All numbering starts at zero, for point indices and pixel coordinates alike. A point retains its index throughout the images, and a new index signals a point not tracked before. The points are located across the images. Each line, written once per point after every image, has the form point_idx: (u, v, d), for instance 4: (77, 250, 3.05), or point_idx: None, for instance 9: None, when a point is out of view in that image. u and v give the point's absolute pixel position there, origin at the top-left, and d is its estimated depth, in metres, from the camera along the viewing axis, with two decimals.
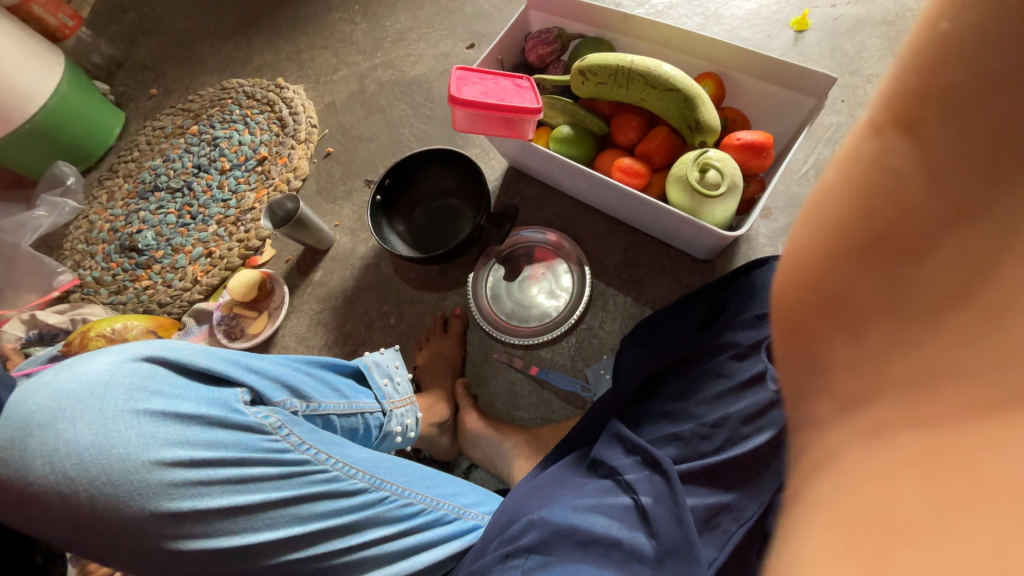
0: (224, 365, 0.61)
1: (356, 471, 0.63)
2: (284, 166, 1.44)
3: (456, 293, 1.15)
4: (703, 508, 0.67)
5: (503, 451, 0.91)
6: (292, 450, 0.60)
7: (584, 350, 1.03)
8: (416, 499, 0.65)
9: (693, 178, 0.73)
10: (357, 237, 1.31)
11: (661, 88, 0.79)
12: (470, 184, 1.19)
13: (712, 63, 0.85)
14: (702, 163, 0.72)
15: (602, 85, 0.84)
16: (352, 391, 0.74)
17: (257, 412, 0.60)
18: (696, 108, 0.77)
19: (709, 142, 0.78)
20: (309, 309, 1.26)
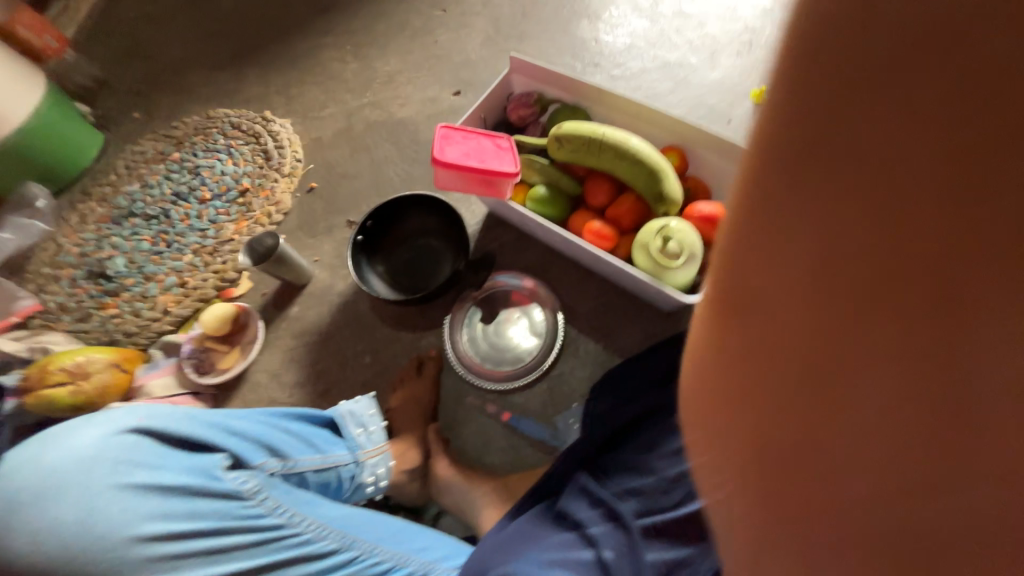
0: (205, 432, 0.68)
1: (327, 532, 0.67)
2: (266, 198, 1.45)
3: (432, 334, 1.18)
4: (663, 563, 0.70)
5: (472, 499, 0.92)
6: (266, 514, 0.66)
7: (555, 397, 1.07)
8: (386, 557, 0.68)
9: (655, 248, 0.80)
10: (336, 273, 1.32)
11: (628, 161, 0.86)
12: (450, 228, 1.23)
13: (676, 137, 0.94)
14: (663, 234, 0.79)
15: (576, 153, 0.91)
16: (326, 445, 0.78)
17: (235, 478, 0.67)
18: (660, 182, 0.85)
19: (671, 212, 0.85)
20: (283, 345, 1.25)
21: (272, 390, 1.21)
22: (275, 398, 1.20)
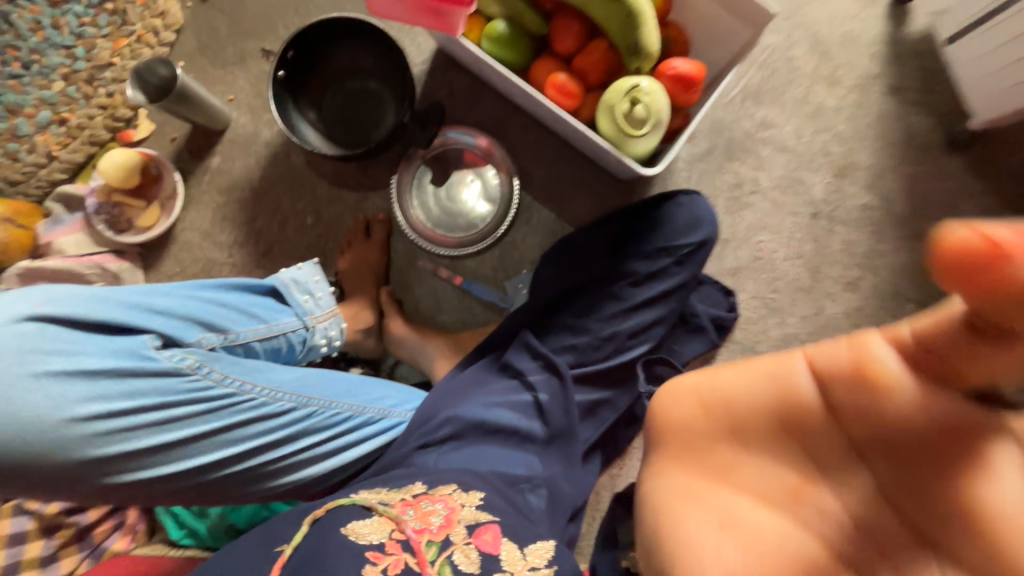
0: (123, 315, 0.65)
1: (281, 393, 0.72)
2: (145, 7, 1.13)
3: (379, 195, 1.10)
4: (588, 402, 0.86)
5: (426, 353, 1.00)
6: (214, 386, 0.68)
7: (505, 263, 1.09)
8: (342, 408, 0.75)
9: (620, 112, 0.73)
10: (259, 118, 1.13)
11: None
12: (391, 66, 1.05)
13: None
14: (632, 95, 0.72)
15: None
16: (270, 314, 0.79)
17: (169, 356, 0.66)
18: (638, 28, 0.72)
19: (644, 69, 0.75)
20: (209, 202, 1.13)
21: (206, 251, 1.13)
22: (212, 259, 1.13)
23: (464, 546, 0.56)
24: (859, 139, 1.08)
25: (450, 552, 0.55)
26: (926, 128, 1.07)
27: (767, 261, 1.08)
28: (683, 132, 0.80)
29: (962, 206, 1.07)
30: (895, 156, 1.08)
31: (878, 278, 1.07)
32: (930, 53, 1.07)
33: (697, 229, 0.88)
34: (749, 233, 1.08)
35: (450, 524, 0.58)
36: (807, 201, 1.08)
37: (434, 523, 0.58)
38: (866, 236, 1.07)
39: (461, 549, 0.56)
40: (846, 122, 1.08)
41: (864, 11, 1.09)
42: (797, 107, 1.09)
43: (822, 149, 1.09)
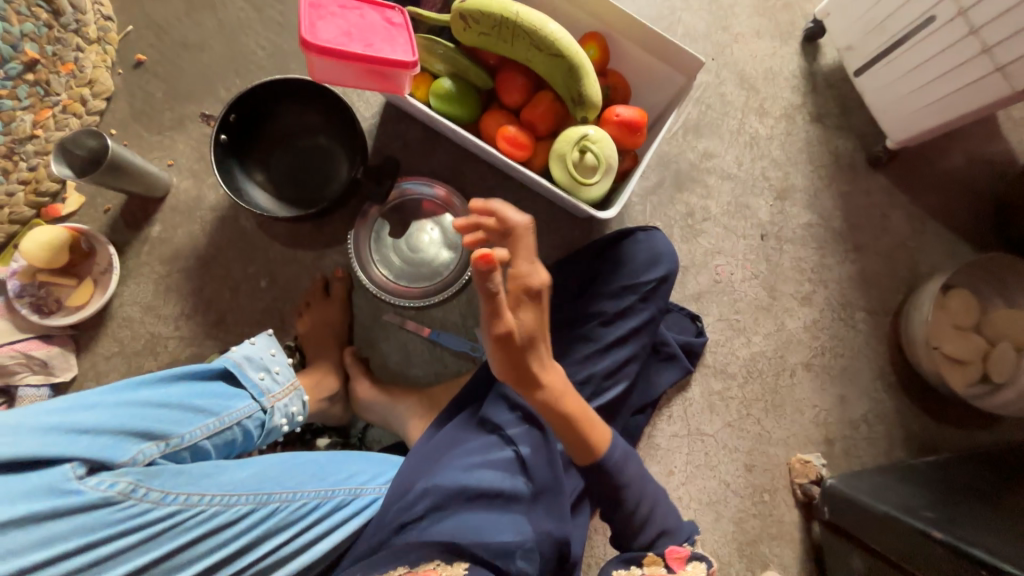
0: (37, 445, 0.56)
1: (235, 497, 0.64)
2: (71, 76, 1.07)
3: (336, 251, 1.07)
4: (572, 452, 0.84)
5: (396, 414, 0.95)
6: (154, 507, 0.60)
7: (473, 308, 1.07)
8: (308, 498, 0.69)
9: (572, 160, 0.75)
10: (202, 182, 1.09)
11: (546, 52, 0.75)
12: (339, 123, 1.04)
13: (599, 21, 0.82)
14: (581, 144, 0.74)
15: (485, 37, 0.77)
16: (220, 405, 0.72)
17: (97, 484, 0.58)
18: (580, 80, 0.75)
19: (591, 117, 0.78)
20: (151, 273, 1.06)
21: (149, 325, 1.04)
22: (156, 334, 1.04)
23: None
24: (793, 163, 1.16)
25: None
26: (848, 149, 1.17)
27: (726, 283, 1.12)
28: (634, 173, 0.83)
29: (890, 217, 1.15)
30: (827, 176, 1.16)
31: (828, 290, 1.13)
32: (842, 83, 1.18)
33: (659, 264, 0.88)
34: (706, 258, 1.12)
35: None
36: (754, 223, 1.14)
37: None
38: (812, 251, 1.14)
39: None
40: (779, 148, 1.16)
41: (781, 49, 1.19)
42: (734, 137, 1.16)
43: (761, 174, 1.15)
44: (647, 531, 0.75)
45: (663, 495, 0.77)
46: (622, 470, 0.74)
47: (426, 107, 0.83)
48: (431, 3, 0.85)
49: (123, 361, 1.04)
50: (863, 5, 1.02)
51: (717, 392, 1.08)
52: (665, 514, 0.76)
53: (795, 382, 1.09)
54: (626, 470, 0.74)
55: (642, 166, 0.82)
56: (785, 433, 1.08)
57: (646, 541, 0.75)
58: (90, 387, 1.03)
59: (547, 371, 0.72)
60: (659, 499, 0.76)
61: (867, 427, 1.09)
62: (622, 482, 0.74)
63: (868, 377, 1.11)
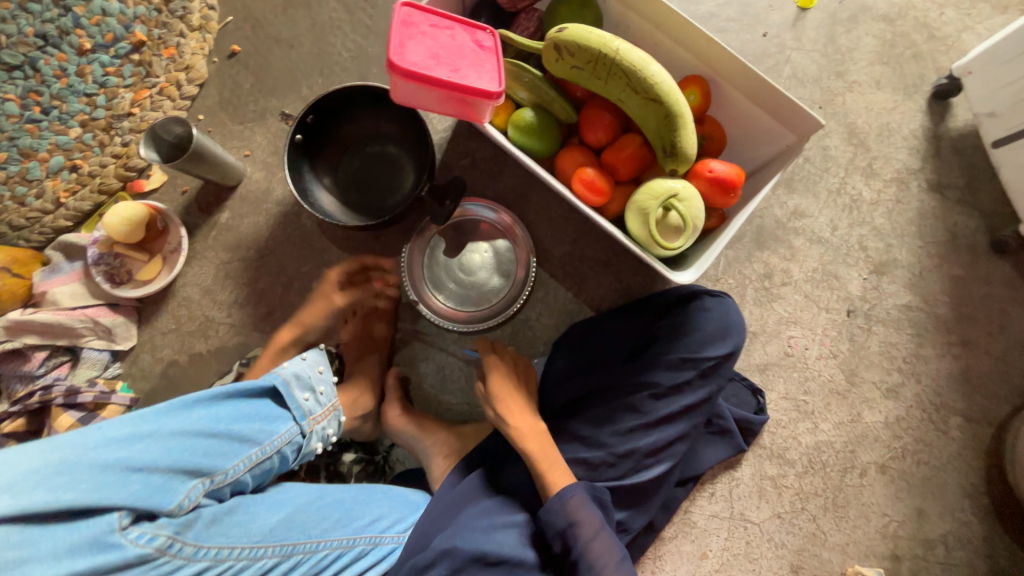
0: (88, 493, 0.56)
1: (262, 550, 0.65)
2: (171, 60, 1.13)
3: (389, 263, 1.06)
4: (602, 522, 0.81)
5: (423, 445, 0.92)
6: (187, 563, 0.60)
7: (517, 342, 1.03)
8: (330, 548, 0.69)
9: (654, 218, 0.68)
10: (273, 176, 1.11)
11: (642, 94, 0.68)
12: (411, 134, 1.02)
13: (705, 65, 0.75)
14: (666, 202, 0.67)
15: (576, 71, 0.72)
16: (263, 432, 0.74)
17: (138, 537, 0.57)
18: (676, 130, 0.68)
19: (680, 170, 0.70)
20: (214, 258, 1.09)
21: (205, 309, 1.07)
22: (210, 318, 1.07)
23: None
24: (898, 235, 1.02)
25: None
26: (969, 228, 1.01)
27: (798, 359, 1.01)
28: (719, 234, 0.74)
29: (1010, 313, 0.99)
30: (938, 255, 1.01)
31: (920, 385, 0.99)
32: (972, 152, 1.03)
33: (726, 338, 0.83)
34: (779, 327, 1.01)
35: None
36: (841, 296, 1.01)
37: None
38: (906, 338, 1.00)
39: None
40: (884, 217, 1.03)
41: (902, 105, 1.05)
42: (832, 197, 1.04)
43: (858, 243, 1.03)
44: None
45: (619, 548, 0.73)
46: (571, 514, 0.73)
47: (502, 135, 0.79)
48: (523, 24, 0.81)
49: (177, 339, 1.07)
50: (1018, 69, 0.87)
51: (770, 477, 0.98)
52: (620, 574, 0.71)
53: (863, 484, 0.97)
54: (577, 514, 0.73)
55: (730, 229, 0.73)
56: (843, 538, 0.96)
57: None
58: (145, 359, 1.07)
59: (523, 412, 0.83)
60: (614, 554, 0.72)
61: (945, 549, 0.95)
62: (569, 524, 0.72)
63: (955, 493, 0.96)
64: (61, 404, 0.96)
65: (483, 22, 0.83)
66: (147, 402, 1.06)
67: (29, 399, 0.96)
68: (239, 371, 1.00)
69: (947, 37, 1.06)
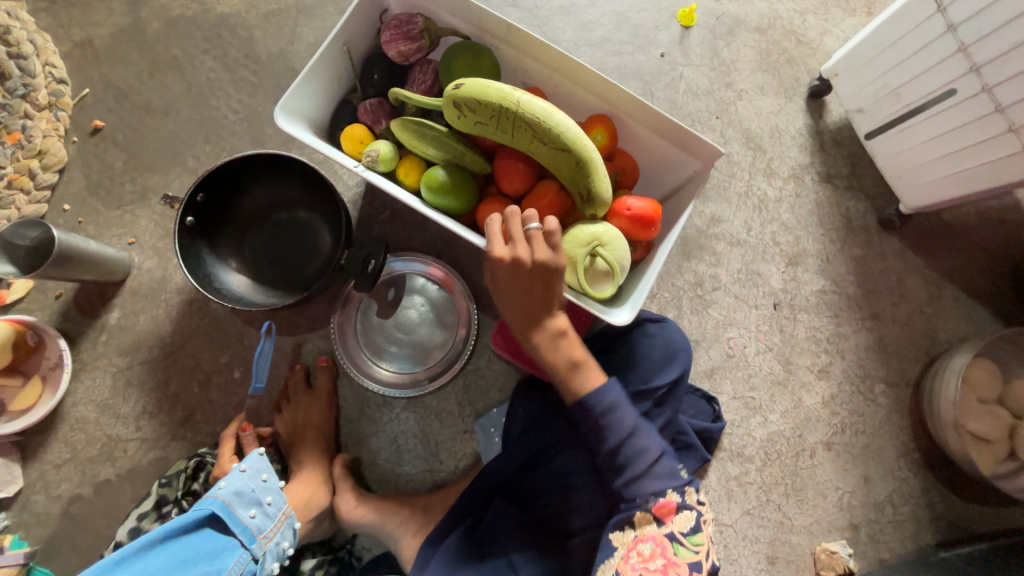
0: None
1: None
2: (17, 146, 0.97)
3: (319, 336, 0.97)
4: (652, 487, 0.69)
5: (388, 529, 0.86)
6: None
7: (471, 395, 0.98)
8: None
9: (582, 264, 0.67)
10: (167, 261, 0.98)
11: (551, 144, 0.67)
12: (319, 196, 0.95)
13: (607, 103, 0.76)
14: (591, 247, 0.67)
15: (482, 125, 0.69)
16: (211, 572, 0.63)
17: None
18: (589, 177, 0.68)
19: (600, 213, 0.70)
20: (108, 366, 0.95)
21: (107, 427, 0.93)
22: (114, 437, 0.93)
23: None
24: (804, 227, 1.10)
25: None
26: (859, 211, 1.12)
27: (739, 358, 1.05)
28: (646, 269, 0.75)
29: (906, 282, 1.10)
30: (839, 240, 1.11)
31: (845, 361, 1.07)
32: (850, 142, 1.14)
33: (672, 364, 0.85)
34: (718, 331, 1.06)
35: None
36: (766, 291, 1.08)
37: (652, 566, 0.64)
38: (827, 320, 1.08)
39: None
40: (789, 212, 1.10)
41: (786, 106, 1.14)
42: (742, 200, 1.10)
43: (772, 239, 1.09)
44: (636, 468, 0.69)
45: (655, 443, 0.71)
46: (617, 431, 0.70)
47: (416, 196, 0.74)
48: (420, 78, 0.76)
49: (76, 469, 0.91)
50: (872, 72, 0.98)
51: (735, 477, 1.01)
52: (660, 456, 0.71)
53: (816, 464, 1.03)
54: (612, 416, 0.70)
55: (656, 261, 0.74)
56: (807, 519, 1.02)
57: (635, 493, 0.69)
58: (37, 502, 0.90)
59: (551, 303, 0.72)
60: (639, 418, 0.72)
61: (892, 508, 1.03)
62: (606, 422, 0.70)
63: (890, 454, 1.05)
64: None
65: (377, 78, 0.78)
66: (49, 551, 0.89)
67: None
68: (159, 495, 0.87)
69: (812, 41, 1.16)
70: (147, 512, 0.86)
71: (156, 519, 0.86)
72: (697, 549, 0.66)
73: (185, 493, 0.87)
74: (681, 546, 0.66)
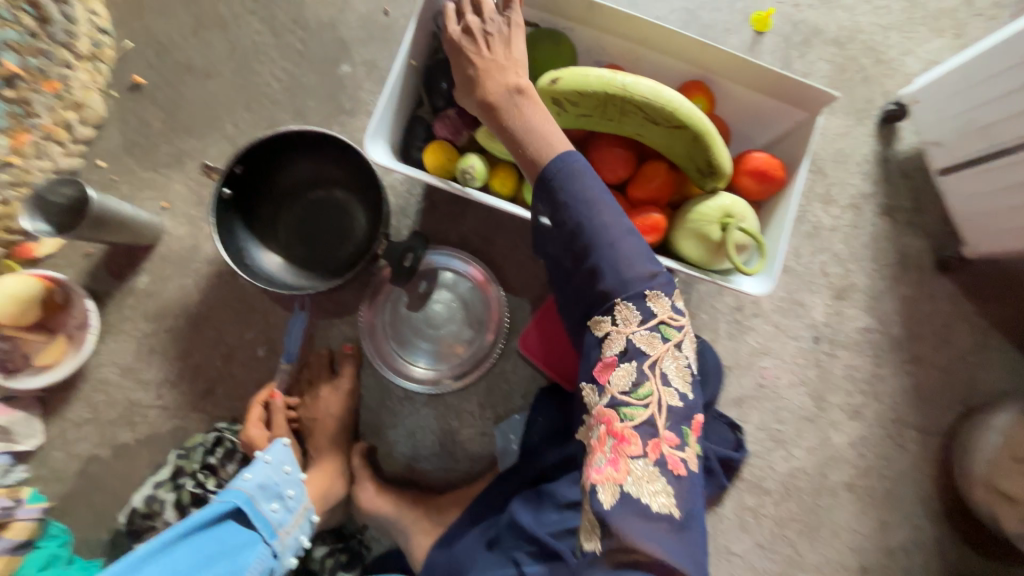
0: None
1: None
2: (55, 96, 0.91)
3: (345, 322, 0.96)
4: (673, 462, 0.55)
5: (400, 527, 0.85)
6: None
7: (494, 398, 0.96)
8: None
9: (714, 236, 0.67)
10: (199, 229, 0.96)
11: (664, 125, 0.65)
12: (360, 178, 0.91)
13: (697, 68, 0.75)
14: (723, 220, 0.66)
15: (585, 117, 0.67)
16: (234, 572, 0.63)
17: None
18: (709, 148, 0.65)
19: (721, 185, 0.69)
20: (133, 330, 0.94)
21: (128, 391, 0.92)
22: (135, 401, 0.92)
23: (613, 488, 0.52)
24: (855, 260, 1.05)
25: (602, 504, 0.52)
26: (916, 249, 1.06)
27: (770, 389, 1.02)
28: (769, 230, 0.74)
29: (953, 328, 1.06)
30: (890, 277, 1.06)
31: (880, 404, 1.04)
32: (915, 175, 1.07)
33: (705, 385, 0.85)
34: (751, 359, 1.02)
35: (625, 463, 0.54)
36: (807, 323, 1.04)
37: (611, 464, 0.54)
38: (866, 360, 1.04)
39: (638, 480, 0.53)
40: (842, 242, 1.05)
41: (854, 130, 1.07)
42: (794, 225, 1.05)
43: (820, 269, 1.04)
44: (630, 271, 0.58)
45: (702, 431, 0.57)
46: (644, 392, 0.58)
47: (513, 204, 0.74)
48: None
49: (96, 430, 0.92)
50: (958, 105, 0.92)
51: (751, 508, 1.00)
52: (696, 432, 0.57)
53: (835, 504, 1.01)
54: (602, 236, 0.59)
55: (779, 219, 0.73)
56: (819, 558, 1.00)
57: (616, 286, 0.58)
58: (56, 457, 0.91)
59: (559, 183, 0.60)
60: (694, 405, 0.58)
61: (906, 556, 1.01)
62: (588, 238, 0.59)
63: (912, 503, 1.02)
64: None
65: (445, 87, 0.75)
66: (65, 507, 0.90)
67: None
68: (177, 465, 0.87)
69: (891, 61, 1.09)
70: (163, 481, 0.87)
71: (172, 489, 0.86)
72: (645, 405, 0.55)
73: (202, 467, 0.87)
74: (631, 406, 0.56)
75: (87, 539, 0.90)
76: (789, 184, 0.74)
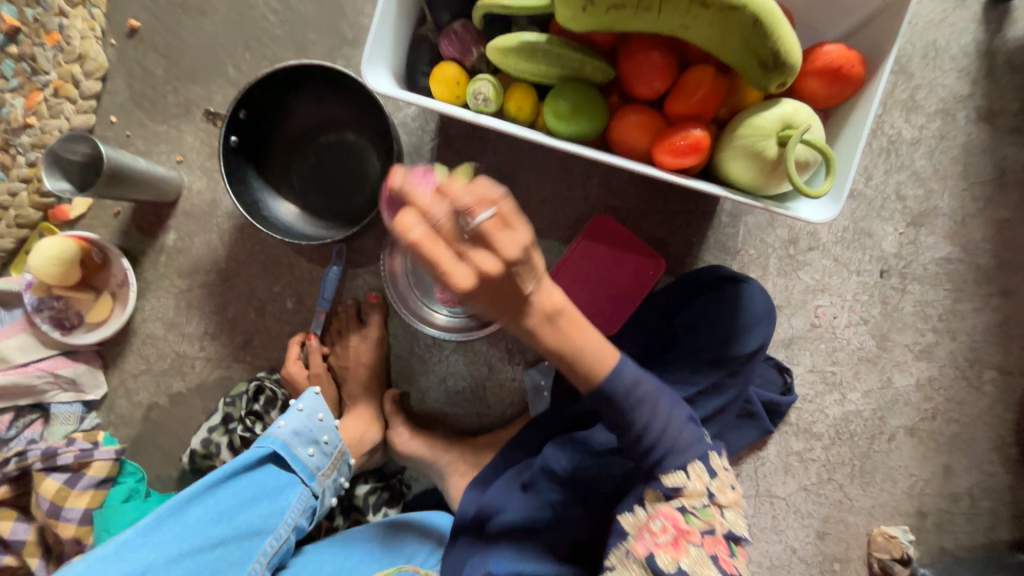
0: None
1: None
2: (58, 49, 0.90)
3: (368, 272, 0.94)
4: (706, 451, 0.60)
5: (437, 468, 0.87)
6: None
7: (521, 344, 0.94)
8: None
9: (770, 153, 0.57)
10: (217, 182, 0.94)
11: (715, 10, 0.52)
12: (369, 116, 0.85)
13: None
14: (783, 135, 0.56)
15: (615, 16, 0.55)
16: (274, 511, 0.69)
17: None
18: (773, 37, 0.53)
19: (785, 83, 0.57)
20: (170, 287, 0.96)
21: (174, 344, 0.97)
22: (182, 354, 0.97)
23: (671, 560, 0.55)
24: (940, 178, 0.89)
25: (659, 570, 0.54)
26: (1020, 161, 0.89)
27: (825, 329, 0.93)
28: (838, 146, 0.62)
29: None
30: (983, 197, 0.90)
31: (955, 343, 0.92)
32: None
33: (756, 330, 0.78)
34: (806, 298, 0.92)
35: (684, 546, 0.56)
36: (875, 255, 0.91)
37: (661, 539, 0.56)
38: (943, 294, 0.92)
39: (698, 564, 0.55)
40: (925, 158, 0.89)
41: (953, 14, 0.87)
42: (868, 141, 0.89)
43: (895, 192, 0.90)
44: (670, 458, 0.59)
45: (700, 427, 0.62)
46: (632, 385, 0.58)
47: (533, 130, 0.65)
48: None
49: (152, 380, 0.98)
50: None
51: (797, 453, 0.95)
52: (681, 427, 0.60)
53: (893, 448, 0.94)
54: (632, 394, 0.58)
55: (853, 128, 0.61)
56: (869, 502, 0.95)
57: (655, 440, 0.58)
58: (122, 405, 0.98)
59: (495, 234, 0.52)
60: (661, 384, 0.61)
61: (969, 500, 0.95)
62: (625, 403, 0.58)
63: (983, 446, 0.94)
64: (42, 469, 0.89)
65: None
66: (138, 448, 0.99)
67: (8, 465, 0.89)
68: (225, 411, 0.92)
69: None
70: (216, 426, 0.92)
71: (225, 433, 0.91)
72: (705, 523, 0.58)
73: (248, 413, 0.92)
74: (693, 516, 0.58)
75: (159, 476, 0.99)
76: (868, 83, 0.61)
